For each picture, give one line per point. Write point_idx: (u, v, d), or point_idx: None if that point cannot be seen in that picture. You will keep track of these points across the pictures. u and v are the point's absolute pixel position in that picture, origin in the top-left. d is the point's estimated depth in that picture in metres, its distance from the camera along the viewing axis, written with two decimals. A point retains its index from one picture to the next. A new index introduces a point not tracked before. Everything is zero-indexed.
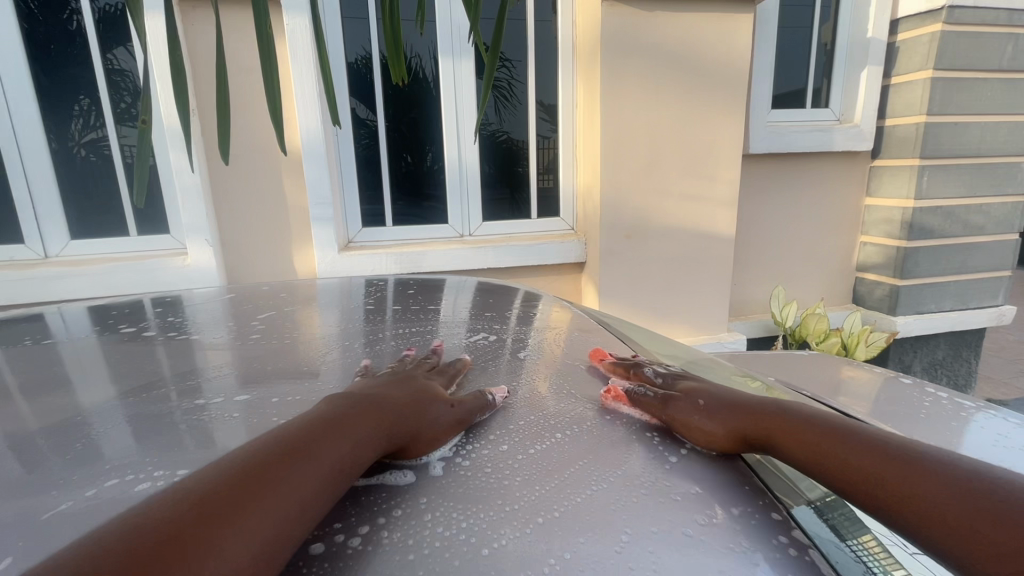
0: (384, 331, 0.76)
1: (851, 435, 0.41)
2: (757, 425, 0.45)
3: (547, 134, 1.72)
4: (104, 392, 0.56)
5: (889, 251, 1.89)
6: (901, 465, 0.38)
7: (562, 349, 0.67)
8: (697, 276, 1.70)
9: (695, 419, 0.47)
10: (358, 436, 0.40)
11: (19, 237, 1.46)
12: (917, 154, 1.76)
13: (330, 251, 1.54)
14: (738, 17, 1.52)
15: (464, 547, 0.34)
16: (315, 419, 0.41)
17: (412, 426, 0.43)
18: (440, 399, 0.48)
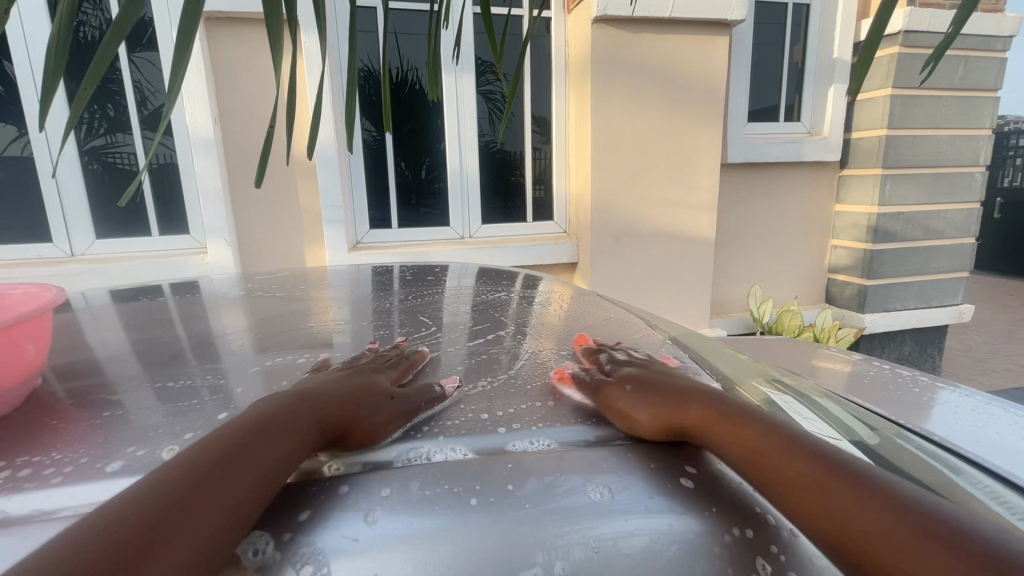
0: (405, 308, 0.88)
1: (809, 451, 0.38)
2: (691, 416, 0.42)
3: (539, 145, 1.86)
4: (185, 347, 0.68)
5: (858, 254, 2.04)
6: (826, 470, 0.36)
7: (558, 320, 0.80)
8: (681, 275, 1.83)
9: (625, 405, 0.45)
10: (289, 438, 0.37)
11: (46, 237, 1.56)
12: (879, 163, 1.93)
13: (340, 251, 1.66)
14: (715, 38, 1.67)
15: (535, 406, 0.46)
16: (228, 431, 0.36)
17: (349, 418, 0.41)
18: (377, 394, 0.45)
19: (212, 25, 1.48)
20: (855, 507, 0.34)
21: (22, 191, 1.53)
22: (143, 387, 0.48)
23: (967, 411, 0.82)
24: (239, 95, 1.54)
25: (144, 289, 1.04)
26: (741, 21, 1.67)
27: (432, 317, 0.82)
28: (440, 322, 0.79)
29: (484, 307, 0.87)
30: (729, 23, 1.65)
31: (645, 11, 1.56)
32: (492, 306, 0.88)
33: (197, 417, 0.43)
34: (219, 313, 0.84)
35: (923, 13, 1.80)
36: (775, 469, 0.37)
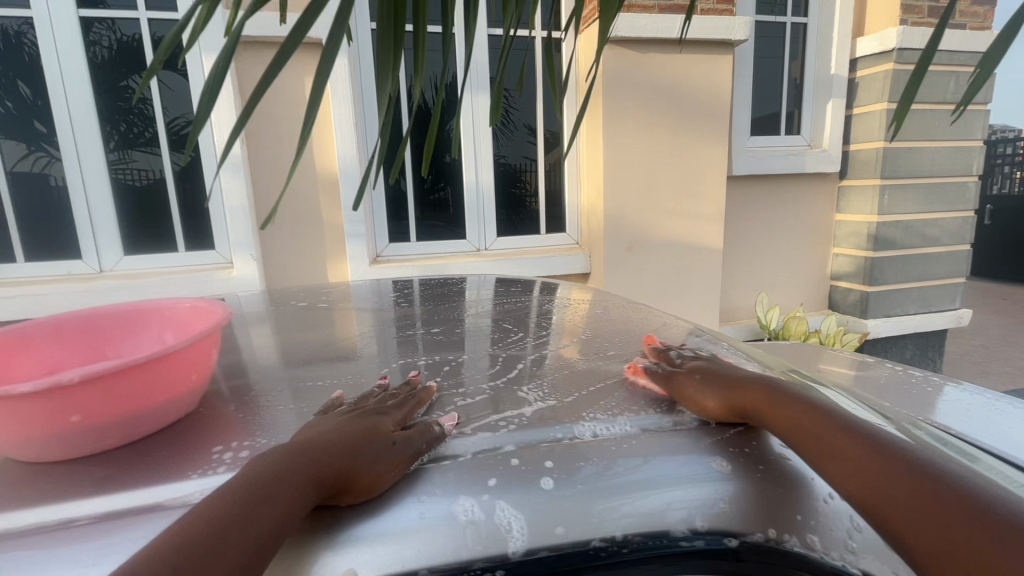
0: (439, 318, 0.92)
1: (854, 433, 0.42)
2: (753, 398, 0.48)
3: (530, 156, 1.91)
4: (254, 356, 0.73)
5: (858, 261, 2.11)
6: (871, 452, 0.40)
7: (580, 326, 0.86)
8: (690, 284, 1.89)
9: (695, 390, 0.51)
10: (274, 505, 0.34)
11: (76, 253, 1.60)
12: (877, 174, 2.00)
13: (361, 264, 1.71)
14: (719, 57, 1.75)
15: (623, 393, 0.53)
16: (209, 504, 0.34)
17: (343, 473, 0.38)
18: (376, 439, 0.41)
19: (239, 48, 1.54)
20: (878, 462, 0.40)
21: (51, 207, 1.57)
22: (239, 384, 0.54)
23: (975, 407, 0.88)
24: (263, 114, 1.59)
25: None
26: (743, 40, 1.75)
27: (473, 324, 0.87)
28: (464, 332, 0.83)
29: (511, 315, 0.92)
30: (732, 43, 1.73)
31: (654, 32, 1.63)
32: (514, 313, 0.93)
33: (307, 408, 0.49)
34: (267, 326, 0.88)
35: (915, 32, 1.89)
36: (812, 437, 0.43)
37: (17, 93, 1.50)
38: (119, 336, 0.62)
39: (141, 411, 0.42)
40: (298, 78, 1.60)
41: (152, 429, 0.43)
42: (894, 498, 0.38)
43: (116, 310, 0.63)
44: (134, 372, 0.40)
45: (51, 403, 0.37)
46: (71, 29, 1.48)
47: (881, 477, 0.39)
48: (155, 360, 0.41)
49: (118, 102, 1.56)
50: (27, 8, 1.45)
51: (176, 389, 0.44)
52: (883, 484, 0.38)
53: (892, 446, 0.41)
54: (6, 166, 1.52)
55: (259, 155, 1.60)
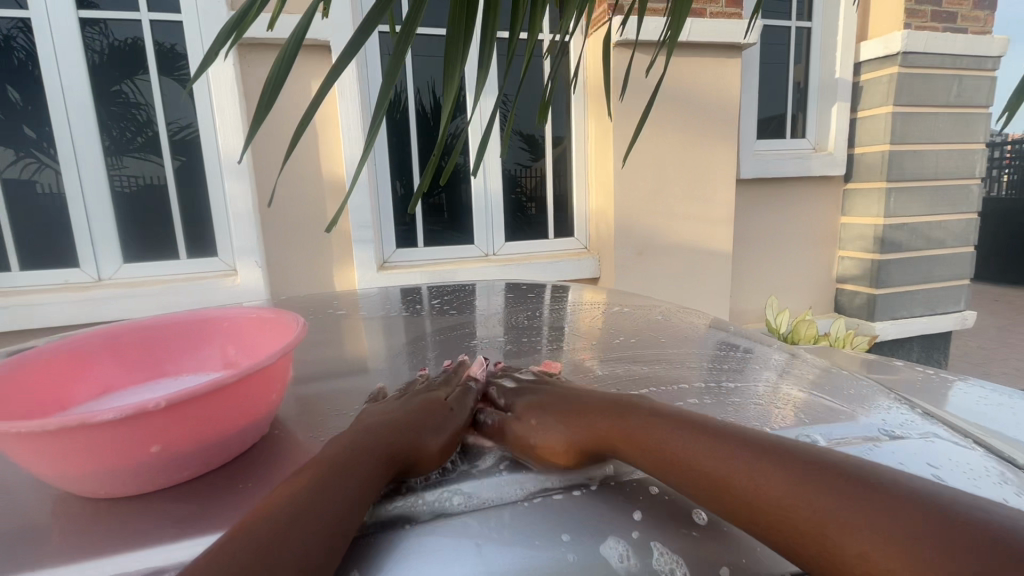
0: (457, 325, 0.89)
1: (732, 455, 0.41)
2: (598, 436, 0.46)
3: (526, 163, 1.87)
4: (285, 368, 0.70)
5: (865, 264, 2.11)
6: (751, 476, 0.40)
7: (600, 330, 0.83)
8: (700, 288, 1.88)
9: (533, 438, 0.47)
10: (355, 473, 0.38)
11: (74, 262, 1.54)
12: (883, 177, 2.01)
13: (369, 270, 1.68)
14: (728, 61, 1.74)
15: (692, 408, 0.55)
16: (301, 473, 0.38)
17: (412, 447, 0.42)
18: (436, 410, 0.48)
19: (244, 51, 1.51)
20: (748, 474, 0.40)
21: (47, 215, 1.51)
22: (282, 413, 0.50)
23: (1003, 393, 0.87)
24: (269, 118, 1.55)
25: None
26: (752, 43, 1.74)
27: (497, 330, 0.85)
28: (475, 341, 0.80)
29: (528, 322, 0.89)
30: (740, 46, 1.73)
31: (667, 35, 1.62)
32: (531, 319, 0.91)
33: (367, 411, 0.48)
34: None
35: (920, 36, 1.89)
36: (695, 473, 0.41)
37: (5, 98, 1.45)
38: (172, 351, 0.59)
39: (216, 436, 0.38)
40: (303, 83, 1.57)
41: (222, 454, 0.40)
42: (781, 519, 0.38)
43: (172, 321, 0.59)
44: (216, 393, 0.36)
45: (130, 430, 0.33)
46: (68, 32, 1.43)
47: (778, 507, 0.38)
48: (237, 380, 0.38)
49: (113, 107, 1.51)
50: (21, 9, 1.40)
51: (250, 411, 0.40)
52: (780, 513, 0.38)
53: (755, 453, 0.41)
54: None
55: (263, 160, 1.57)
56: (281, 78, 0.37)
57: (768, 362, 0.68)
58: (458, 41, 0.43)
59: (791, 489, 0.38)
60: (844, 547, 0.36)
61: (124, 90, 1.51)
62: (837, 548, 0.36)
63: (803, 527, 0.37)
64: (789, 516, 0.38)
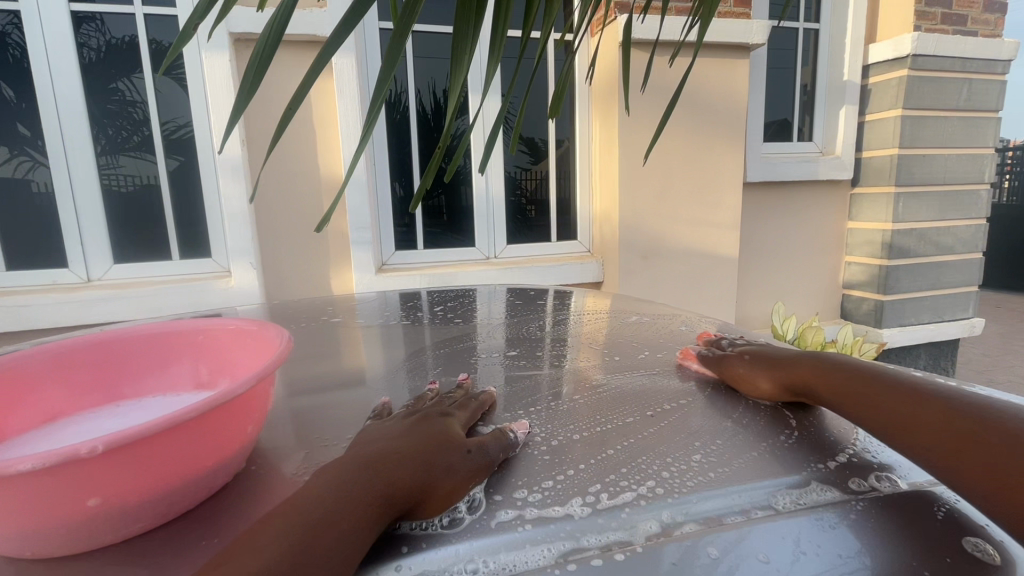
0: (457, 335, 0.85)
1: (954, 412, 0.43)
2: (801, 376, 0.55)
3: (528, 166, 1.84)
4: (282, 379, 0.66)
5: (873, 270, 2.08)
6: (969, 427, 0.41)
7: (609, 338, 0.80)
8: (704, 293, 1.84)
9: (747, 374, 0.59)
10: (348, 516, 0.34)
11: (62, 262, 1.50)
12: (892, 182, 1.97)
13: (367, 273, 1.64)
14: (736, 62, 1.71)
15: (721, 432, 0.50)
16: (276, 520, 0.33)
17: (419, 488, 0.38)
18: (452, 448, 0.42)
19: (241, 48, 1.47)
20: (965, 425, 0.42)
21: (37, 214, 1.47)
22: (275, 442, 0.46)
23: None
24: (266, 116, 1.51)
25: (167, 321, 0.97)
26: (760, 44, 1.71)
27: (499, 340, 0.81)
28: (477, 353, 0.76)
29: (530, 332, 0.85)
30: (749, 47, 1.69)
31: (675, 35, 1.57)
32: (534, 328, 0.87)
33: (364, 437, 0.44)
34: None
35: (930, 38, 1.86)
36: (849, 394, 0.50)
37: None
38: (131, 370, 0.55)
39: (167, 482, 0.33)
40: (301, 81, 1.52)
41: (177, 503, 0.35)
42: (984, 464, 0.39)
43: (130, 337, 0.54)
44: (165, 435, 0.31)
45: (64, 478, 0.29)
46: (60, 26, 1.39)
47: (907, 414, 0.45)
48: (193, 419, 0.33)
49: (108, 105, 1.47)
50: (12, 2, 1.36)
51: (210, 452, 0.35)
52: (963, 448, 0.40)
53: (988, 417, 0.42)
54: None
55: (259, 160, 1.52)
56: (271, 50, 0.31)
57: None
58: (468, 33, 0.39)
59: (923, 403, 0.45)
60: (949, 434, 0.42)
61: (117, 88, 1.47)
62: (940, 434, 0.42)
63: (928, 426, 0.43)
64: (917, 417, 0.44)
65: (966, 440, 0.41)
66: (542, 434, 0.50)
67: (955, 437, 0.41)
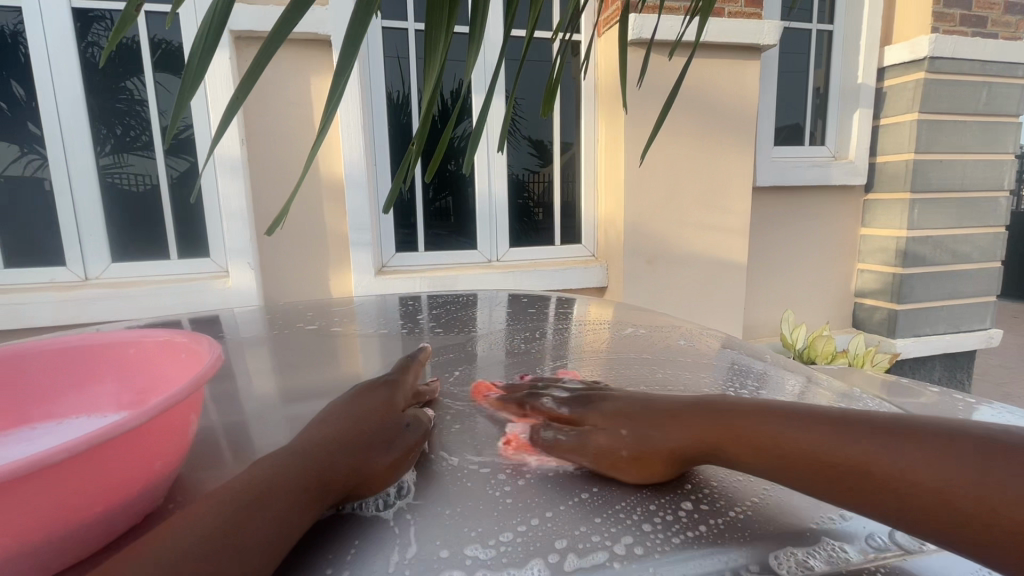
0: (451, 343, 0.81)
1: (827, 428, 0.40)
2: (698, 440, 0.43)
3: (534, 169, 1.80)
4: (265, 386, 0.63)
5: (886, 278, 2.02)
6: (853, 447, 0.38)
7: (607, 348, 0.76)
8: (712, 299, 1.79)
9: (626, 452, 0.44)
10: (279, 496, 0.34)
11: (60, 260, 1.48)
12: (907, 188, 1.91)
13: (367, 275, 1.61)
14: (746, 63, 1.66)
15: None
16: (210, 511, 0.32)
17: (357, 469, 0.39)
18: (392, 423, 0.44)
19: (241, 46, 1.45)
20: (848, 445, 0.38)
21: (36, 212, 1.46)
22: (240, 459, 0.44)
23: None
24: (266, 116, 1.49)
25: (163, 322, 0.95)
26: (772, 45, 1.66)
27: (493, 349, 0.78)
28: (470, 361, 0.73)
29: (526, 340, 0.81)
30: (759, 48, 1.65)
31: (674, 34, 1.53)
32: (530, 337, 0.83)
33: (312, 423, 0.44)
34: (266, 351, 0.78)
35: (948, 41, 1.81)
36: (766, 445, 0.41)
37: (9, 94, 1.40)
38: (42, 388, 0.47)
39: (72, 520, 0.27)
40: (301, 79, 1.50)
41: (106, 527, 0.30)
42: (891, 487, 0.36)
43: (41, 353, 0.46)
44: (62, 470, 0.25)
45: None
46: (65, 25, 1.38)
47: (844, 462, 0.38)
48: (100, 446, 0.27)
49: (114, 104, 1.46)
50: None
51: (127, 481, 0.30)
52: (862, 472, 0.37)
53: (858, 425, 0.39)
54: None
55: (259, 159, 1.51)
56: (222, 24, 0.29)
57: (785, 391, 0.60)
58: (442, 19, 0.35)
59: (858, 445, 0.38)
60: (839, 460, 0.38)
61: (118, 85, 1.45)
62: (829, 460, 0.38)
63: (878, 476, 0.36)
64: (861, 466, 0.37)
65: (931, 490, 0.34)
66: (510, 469, 0.44)
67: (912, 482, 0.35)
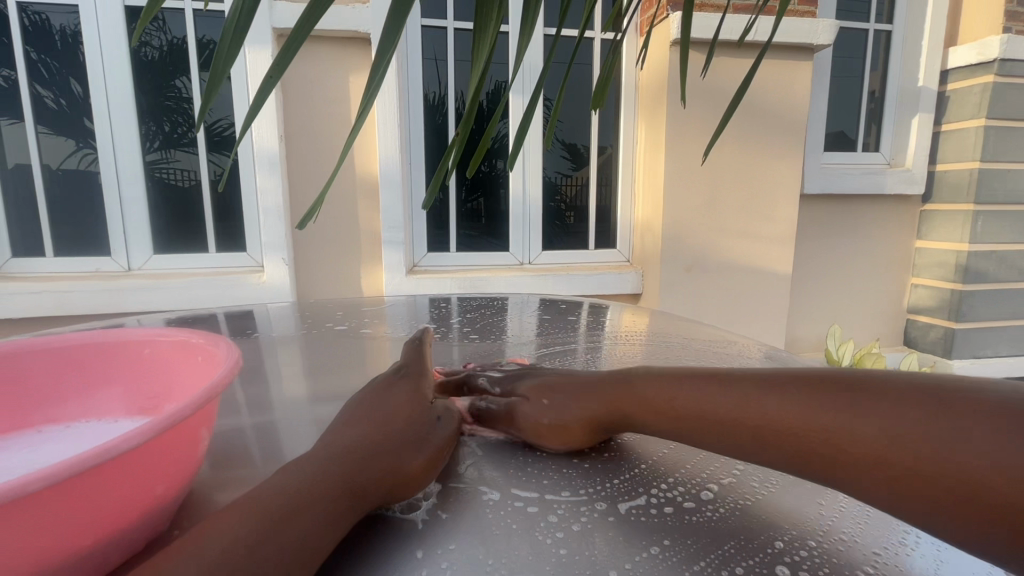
0: (481, 351, 0.78)
1: (738, 392, 0.42)
2: (611, 406, 0.46)
3: (568, 172, 1.76)
4: (291, 385, 0.62)
5: (943, 294, 1.89)
6: (773, 411, 0.39)
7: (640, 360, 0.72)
8: (753, 310, 1.71)
9: (544, 423, 0.46)
10: (304, 509, 0.30)
11: (106, 250, 1.53)
12: (970, 198, 1.79)
13: (399, 274, 1.60)
14: (798, 65, 1.59)
15: (758, 475, 0.42)
16: (233, 521, 0.28)
17: (391, 469, 0.36)
18: (418, 426, 0.41)
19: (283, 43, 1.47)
20: (758, 407, 0.40)
21: (85, 204, 1.51)
22: (255, 466, 0.41)
23: None
24: (306, 113, 1.50)
25: (199, 315, 0.96)
26: (827, 45, 1.58)
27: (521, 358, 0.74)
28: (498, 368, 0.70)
29: (558, 350, 0.78)
30: (814, 48, 1.57)
31: (736, 34, 1.47)
32: (561, 347, 0.79)
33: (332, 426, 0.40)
34: (295, 350, 0.77)
35: None
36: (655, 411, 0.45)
37: (67, 90, 1.45)
38: (44, 392, 0.44)
39: (61, 560, 0.24)
40: (340, 77, 1.50)
41: (117, 547, 0.27)
42: (810, 445, 0.37)
43: (42, 352, 0.43)
44: (52, 500, 0.22)
45: None
46: (121, 24, 1.42)
47: (768, 425, 0.39)
48: (81, 477, 0.23)
49: (163, 101, 1.50)
50: None
51: (122, 511, 0.26)
52: (777, 434, 0.39)
53: (767, 390, 0.41)
54: (53, 162, 1.47)
55: (297, 156, 1.52)
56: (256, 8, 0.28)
57: None
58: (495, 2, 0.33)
59: (787, 411, 0.39)
60: (746, 419, 0.40)
61: (163, 81, 1.48)
62: (742, 424, 0.41)
63: (824, 447, 0.37)
64: (806, 441, 0.37)
65: (849, 448, 0.36)
66: (563, 507, 0.37)
67: (875, 457, 0.35)
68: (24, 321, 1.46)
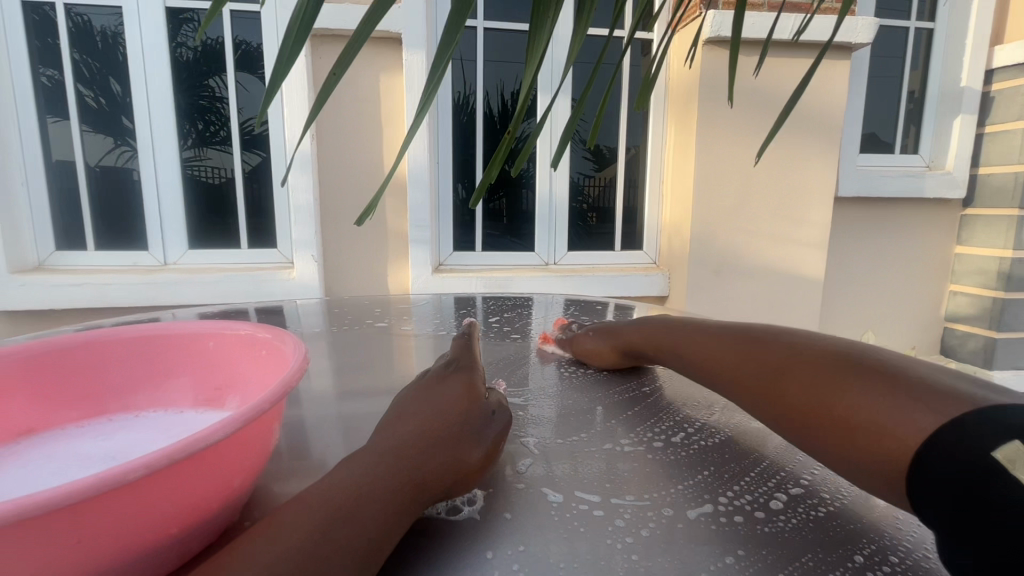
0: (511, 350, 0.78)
1: (691, 333, 0.57)
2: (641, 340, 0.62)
3: (591, 172, 1.75)
4: (327, 381, 0.62)
5: (984, 302, 1.82)
6: (700, 343, 0.54)
7: None
8: (782, 316, 1.68)
9: (591, 345, 0.68)
10: (368, 510, 0.30)
11: (143, 245, 1.58)
12: (1014, 204, 1.70)
13: (425, 273, 1.62)
14: (834, 64, 1.54)
15: (820, 480, 0.40)
16: (303, 515, 0.29)
17: (451, 466, 0.36)
18: (475, 413, 0.40)
19: (316, 42, 1.49)
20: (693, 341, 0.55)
21: (125, 200, 1.56)
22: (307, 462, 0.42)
23: None
24: (336, 113, 1.53)
25: (233, 310, 0.98)
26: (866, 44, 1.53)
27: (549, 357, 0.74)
28: (528, 367, 0.69)
29: None
30: (852, 47, 1.52)
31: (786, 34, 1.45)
32: None
33: (390, 418, 0.40)
34: (327, 346, 0.78)
35: None
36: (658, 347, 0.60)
37: (108, 90, 1.50)
38: (125, 373, 0.46)
39: (152, 543, 0.25)
40: (371, 77, 1.52)
41: (198, 534, 0.28)
42: (707, 363, 0.51)
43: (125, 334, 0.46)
44: (145, 487, 0.23)
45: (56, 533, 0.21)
46: (161, 25, 1.46)
47: (691, 350, 0.54)
48: (177, 465, 0.24)
49: (198, 101, 1.53)
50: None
51: (211, 498, 0.28)
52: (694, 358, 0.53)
53: (704, 332, 0.55)
54: (92, 160, 1.53)
55: (327, 155, 1.54)
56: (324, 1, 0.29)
57: None
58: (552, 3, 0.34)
59: (707, 342, 0.53)
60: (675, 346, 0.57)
61: (198, 81, 1.52)
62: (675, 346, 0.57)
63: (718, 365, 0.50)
64: (712, 361, 0.51)
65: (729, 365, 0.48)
66: (630, 511, 0.36)
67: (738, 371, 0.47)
68: (65, 313, 1.51)
